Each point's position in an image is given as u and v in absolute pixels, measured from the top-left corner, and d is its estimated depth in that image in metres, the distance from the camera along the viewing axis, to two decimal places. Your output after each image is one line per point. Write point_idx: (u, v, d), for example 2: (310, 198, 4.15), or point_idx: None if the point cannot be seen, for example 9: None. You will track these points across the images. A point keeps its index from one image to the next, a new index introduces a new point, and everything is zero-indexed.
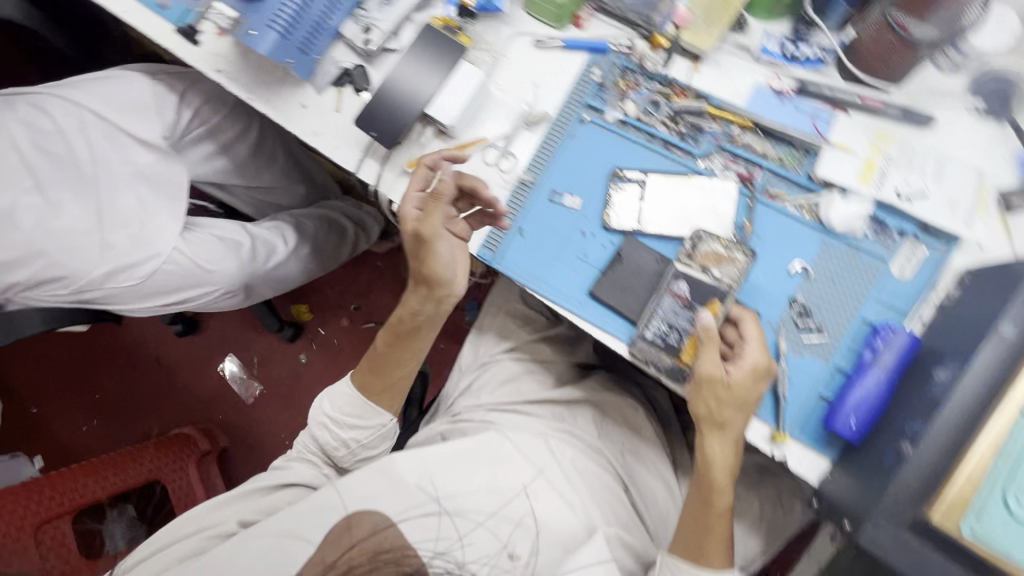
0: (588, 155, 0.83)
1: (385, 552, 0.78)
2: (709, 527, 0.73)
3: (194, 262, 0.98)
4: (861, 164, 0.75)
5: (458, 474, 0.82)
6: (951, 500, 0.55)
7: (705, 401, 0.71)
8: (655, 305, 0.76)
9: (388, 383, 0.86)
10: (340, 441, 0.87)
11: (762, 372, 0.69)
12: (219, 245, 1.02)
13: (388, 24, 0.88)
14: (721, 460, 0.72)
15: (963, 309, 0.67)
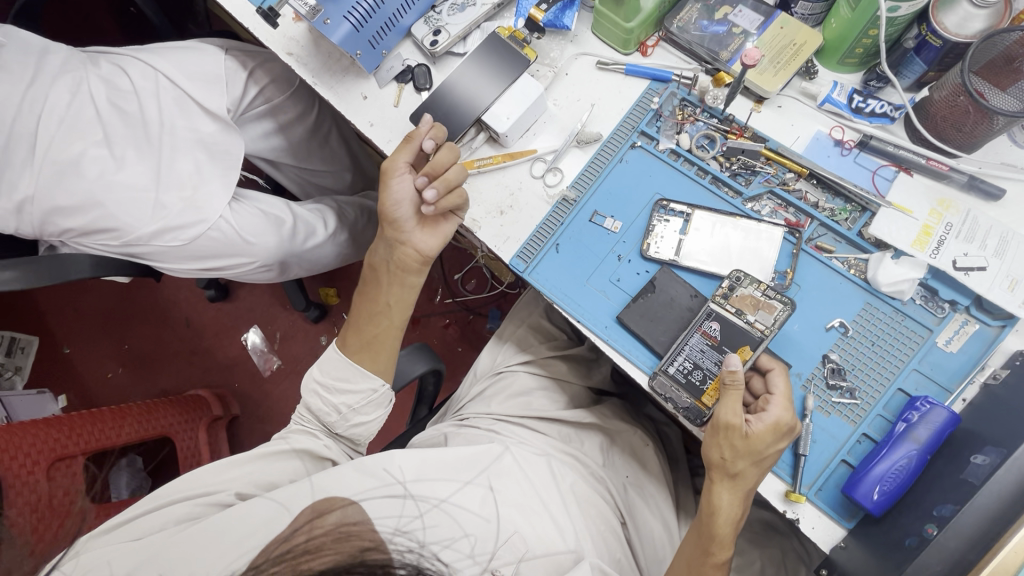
0: (635, 180, 0.82)
1: (351, 525, 0.69)
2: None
3: (236, 233, 1.01)
4: (918, 228, 0.72)
5: (448, 473, 0.79)
6: None
7: (720, 450, 0.68)
8: (682, 341, 0.74)
9: (366, 338, 0.88)
10: (331, 406, 0.87)
11: (786, 431, 0.66)
12: (264, 219, 1.04)
13: (457, 28, 0.90)
14: (727, 511, 0.69)
15: (1010, 394, 0.63)
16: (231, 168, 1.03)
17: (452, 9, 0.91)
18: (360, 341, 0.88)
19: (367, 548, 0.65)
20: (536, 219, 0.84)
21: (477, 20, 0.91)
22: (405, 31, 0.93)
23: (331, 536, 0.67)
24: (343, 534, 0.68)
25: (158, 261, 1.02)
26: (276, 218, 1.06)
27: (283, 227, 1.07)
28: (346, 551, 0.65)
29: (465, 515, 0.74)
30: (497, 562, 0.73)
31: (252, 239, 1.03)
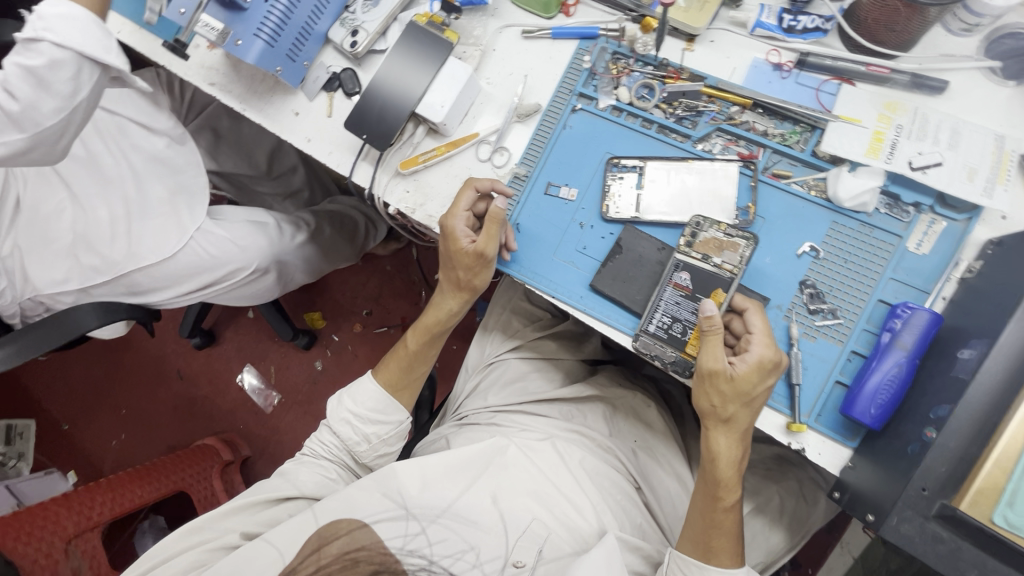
0: (582, 144, 0.80)
1: (361, 549, 0.72)
2: (719, 525, 0.70)
3: (229, 241, 1.00)
4: (868, 136, 0.70)
5: (454, 477, 0.78)
6: (979, 487, 0.52)
7: (713, 394, 0.67)
8: (657, 297, 0.73)
9: (413, 379, 0.88)
10: (362, 436, 0.86)
11: (774, 367, 0.65)
12: (248, 224, 1.04)
13: (374, 25, 0.88)
14: (729, 454, 0.69)
15: (987, 285, 0.63)
16: (196, 199, 1.00)
17: (367, 5, 0.89)
18: (404, 378, 0.88)
19: (378, 571, 0.71)
20: None
21: (392, 12, 0.88)
22: (323, 37, 0.90)
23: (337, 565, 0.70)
24: (350, 561, 0.71)
25: (149, 289, 1.01)
26: (261, 222, 1.05)
27: (270, 228, 1.06)
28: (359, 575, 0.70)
29: (477, 517, 0.75)
30: (517, 554, 0.73)
31: (220, 263, 1.00)
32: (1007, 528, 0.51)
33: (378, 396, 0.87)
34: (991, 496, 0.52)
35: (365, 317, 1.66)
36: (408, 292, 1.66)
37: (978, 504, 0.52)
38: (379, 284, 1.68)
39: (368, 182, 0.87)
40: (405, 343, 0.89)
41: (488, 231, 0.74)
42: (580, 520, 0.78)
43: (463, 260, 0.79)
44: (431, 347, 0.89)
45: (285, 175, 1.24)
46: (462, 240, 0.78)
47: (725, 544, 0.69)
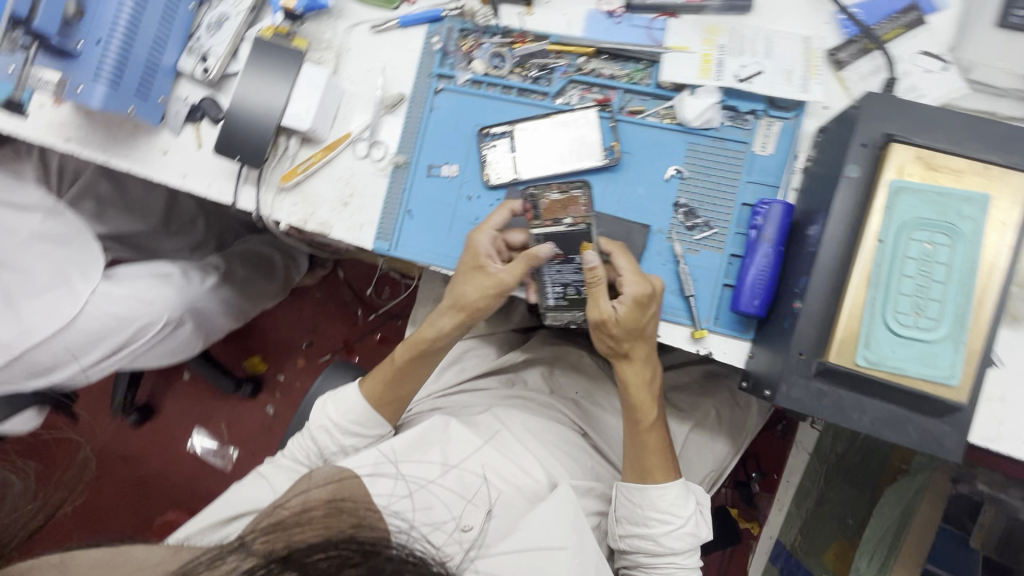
0: (452, 121, 0.83)
1: (346, 501, 0.65)
2: (647, 448, 0.76)
3: (131, 297, 0.95)
4: (698, 60, 0.77)
5: (420, 452, 0.76)
6: (841, 339, 0.59)
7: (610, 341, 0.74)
8: (541, 277, 0.77)
9: (400, 396, 0.83)
10: (340, 448, 0.81)
11: (649, 300, 0.70)
12: (151, 277, 0.98)
13: (222, 48, 0.87)
14: (638, 376, 0.76)
15: (821, 168, 0.70)
16: (88, 264, 0.94)
17: (210, 30, 0.88)
18: (390, 397, 0.83)
19: (358, 525, 0.60)
20: (380, 196, 0.84)
21: (238, 31, 0.87)
22: (173, 70, 0.88)
23: (321, 513, 0.62)
24: (335, 510, 0.63)
25: (55, 365, 0.95)
26: (166, 274, 1.00)
27: (175, 278, 1.01)
28: (336, 525, 0.59)
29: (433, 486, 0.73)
30: (466, 518, 0.71)
31: (126, 323, 0.95)
32: (870, 366, 0.58)
33: (359, 409, 0.81)
34: (851, 343, 0.59)
35: (306, 349, 1.63)
36: (343, 313, 1.64)
37: (843, 353, 0.59)
38: (312, 312, 1.65)
39: (255, 205, 0.86)
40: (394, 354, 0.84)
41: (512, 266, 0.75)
42: (530, 478, 0.79)
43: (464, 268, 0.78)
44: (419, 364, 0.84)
45: (185, 229, 1.19)
46: (483, 258, 0.76)
47: (655, 464, 0.75)
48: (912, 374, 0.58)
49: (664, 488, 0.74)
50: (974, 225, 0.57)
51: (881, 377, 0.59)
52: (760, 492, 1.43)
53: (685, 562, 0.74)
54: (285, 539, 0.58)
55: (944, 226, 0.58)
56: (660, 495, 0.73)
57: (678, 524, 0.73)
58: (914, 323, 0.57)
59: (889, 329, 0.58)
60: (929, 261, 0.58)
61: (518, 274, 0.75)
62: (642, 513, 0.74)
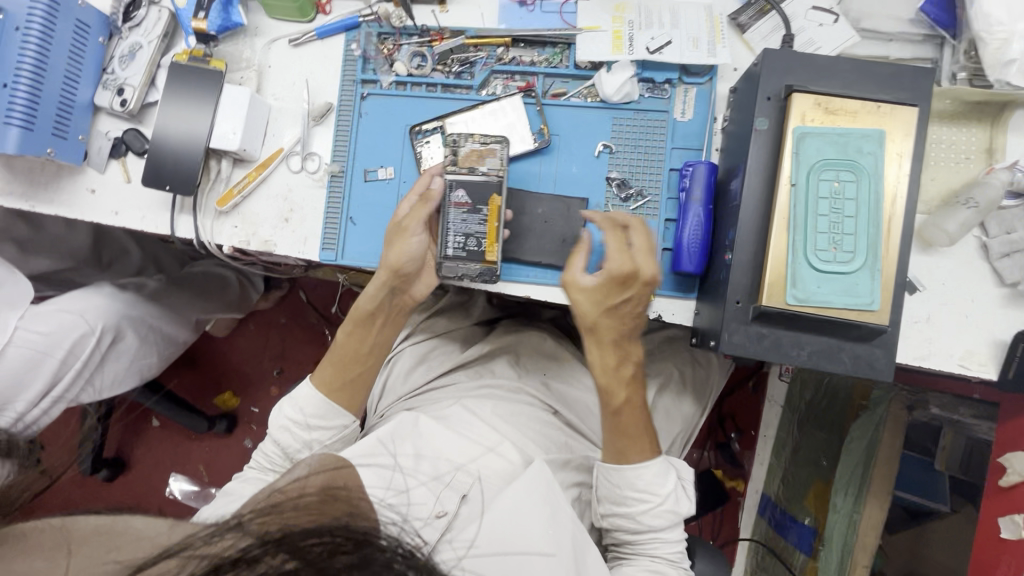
0: (382, 124, 0.84)
1: (340, 489, 0.56)
2: (626, 429, 0.77)
3: (60, 311, 0.93)
4: (611, 37, 0.79)
5: (400, 442, 0.75)
6: (771, 281, 0.62)
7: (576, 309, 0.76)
8: (444, 222, 0.78)
9: (350, 378, 0.79)
10: (302, 443, 0.76)
11: (630, 278, 0.72)
12: (80, 291, 0.97)
13: (138, 78, 0.85)
14: (601, 362, 0.77)
15: (736, 126, 0.74)
16: (18, 298, 0.92)
17: (124, 61, 0.86)
18: (339, 378, 0.78)
19: (354, 515, 0.50)
20: (320, 207, 0.84)
21: (152, 59, 0.86)
22: (89, 106, 0.86)
23: (317, 499, 0.52)
24: (330, 497, 0.53)
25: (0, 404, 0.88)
26: (97, 287, 0.99)
27: (108, 290, 1.00)
28: (332, 512, 0.50)
29: (410, 476, 0.71)
30: (441, 503, 0.68)
31: (59, 338, 0.91)
32: (800, 304, 0.62)
33: (317, 400, 0.77)
34: (781, 285, 0.62)
35: (276, 376, 1.61)
36: (310, 335, 1.62)
37: (775, 294, 0.62)
38: (278, 338, 1.63)
39: (194, 232, 0.85)
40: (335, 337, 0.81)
41: (415, 210, 0.77)
42: (505, 461, 0.79)
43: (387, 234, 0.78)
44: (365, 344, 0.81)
45: (118, 260, 1.17)
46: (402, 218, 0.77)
47: (633, 443, 0.76)
48: (838, 306, 0.61)
49: (641, 468, 0.75)
50: (874, 159, 0.61)
51: (812, 312, 0.62)
52: (742, 450, 1.52)
53: (670, 537, 0.76)
54: (277, 521, 0.48)
55: (848, 163, 0.61)
56: (637, 475, 0.75)
57: (656, 502, 0.74)
58: (833, 257, 0.61)
59: (812, 266, 0.61)
60: (840, 197, 0.61)
61: (420, 215, 0.76)
62: (621, 493, 0.76)
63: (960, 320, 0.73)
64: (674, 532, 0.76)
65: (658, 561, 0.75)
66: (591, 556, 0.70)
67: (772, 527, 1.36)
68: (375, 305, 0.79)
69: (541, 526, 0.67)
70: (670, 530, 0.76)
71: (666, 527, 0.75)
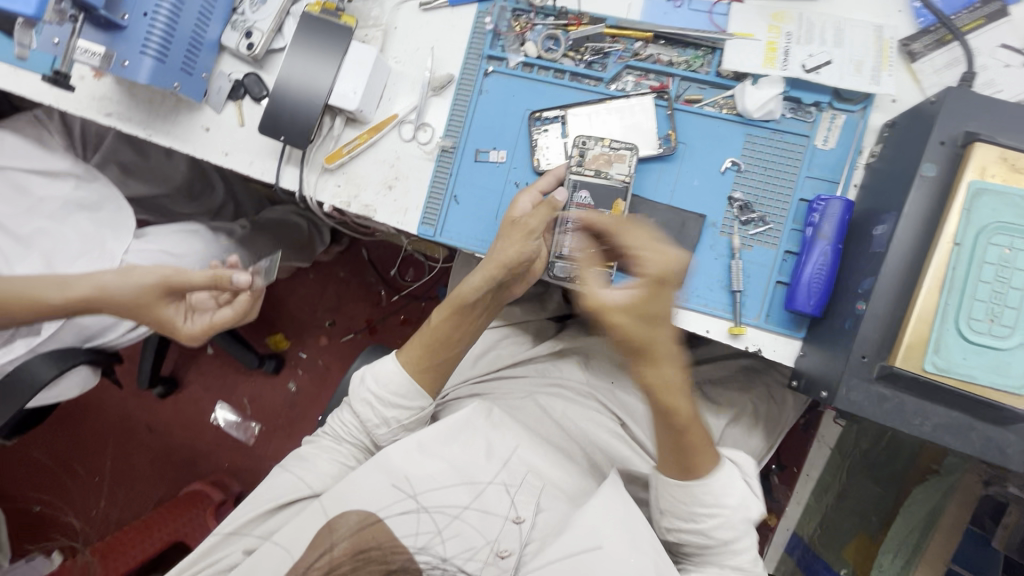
0: (502, 104, 0.81)
1: (374, 549, 0.66)
2: (690, 446, 0.70)
3: (162, 251, 0.99)
4: (764, 48, 0.74)
5: (450, 445, 0.73)
6: (909, 343, 0.57)
7: (620, 338, 0.56)
8: (563, 222, 0.75)
9: (435, 364, 0.79)
10: (381, 419, 0.78)
11: (668, 279, 0.56)
12: (179, 232, 1.02)
13: (267, 23, 0.85)
14: (662, 381, 0.62)
15: (888, 164, 0.68)
16: (121, 226, 0.99)
17: (254, 4, 0.86)
18: (426, 362, 0.79)
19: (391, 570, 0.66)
20: (425, 180, 0.83)
21: (283, 7, 0.85)
22: (216, 44, 0.86)
23: (359, 561, 0.63)
24: (363, 561, 0.65)
25: (102, 331, 0.98)
26: (193, 229, 1.03)
27: (204, 233, 1.04)
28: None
29: (478, 475, 0.71)
30: (517, 509, 0.70)
31: None
32: (938, 372, 0.57)
33: (400, 378, 0.78)
34: (919, 348, 0.57)
35: (329, 327, 1.64)
36: (369, 294, 1.64)
37: (910, 358, 0.57)
38: (337, 292, 1.65)
39: (297, 185, 0.86)
40: (428, 320, 0.80)
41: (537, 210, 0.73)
42: (574, 463, 0.82)
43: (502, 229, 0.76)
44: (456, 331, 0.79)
45: (204, 195, 1.18)
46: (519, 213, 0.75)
47: (700, 458, 0.70)
48: (982, 382, 0.57)
49: (709, 484, 0.71)
50: None
51: (950, 383, 0.57)
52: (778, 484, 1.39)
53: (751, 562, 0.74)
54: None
55: None
56: (705, 491, 0.71)
57: (727, 515, 0.72)
58: (988, 330, 0.56)
59: (961, 335, 0.56)
60: (1007, 266, 0.56)
61: (543, 218, 0.72)
62: (688, 509, 0.73)
63: None
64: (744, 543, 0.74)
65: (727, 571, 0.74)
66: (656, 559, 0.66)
67: (797, 569, 1.27)
68: (477, 296, 0.75)
69: (611, 524, 0.66)
70: (739, 541, 0.74)
71: (737, 538, 0.73)
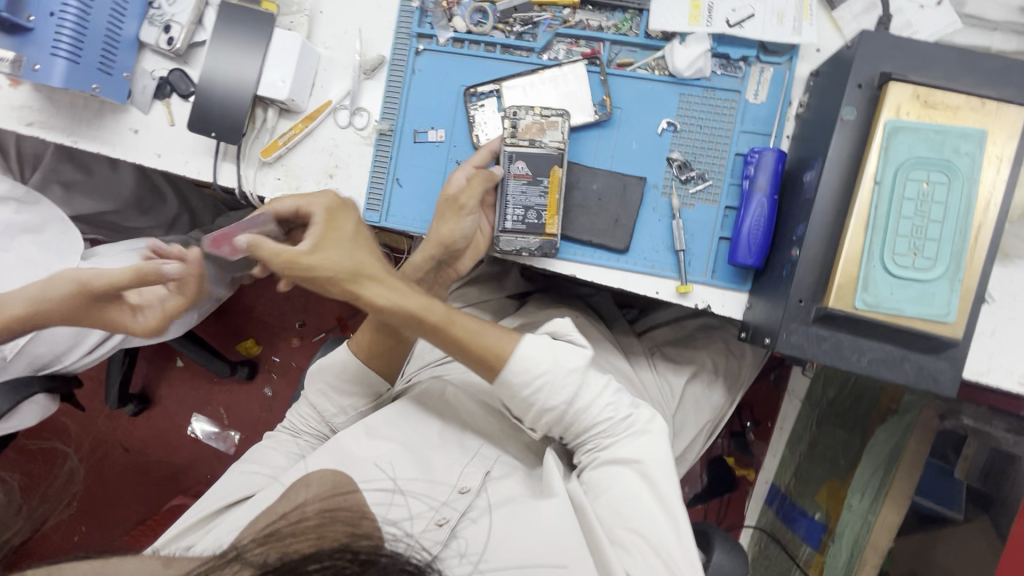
0: (436, 82, 0.81)
1: (344, 511, 0.54)
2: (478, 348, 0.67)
3: (111, 272, 0.92)
4: (688, 6, 0.74)
5: (398, 427, 0.72)
6: (839, 283, 0.59)
7: (325, 272, 0.66)
8: (502, 194, 0.75)
9: (386, 347, 0.79)
10: (339, 407, 0.80)
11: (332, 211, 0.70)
12: (130, 251, 0.95)
13: (186, 16, 0.82)
14: (393, 296, 0.67)
15: (814, 111, 0.69)
16: (69, 249, 0.92)
17: None
18: (378, 346, 0.79)
19: (354, 534, 0.49)
20: (365, 166, 0.82)
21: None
22: (135, 42, 0.83)
23: (314, 522, 0.51)
24: (329, 519, 0.52)
25: (55, 359, 0.93)
26: (143, 247, 0.96)
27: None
28: (332, 534, 0.49)
29: (433, 454, 0.69)
30: (463, 480, 0.66)
31: None
32: (868, 308, 0.59)
33: (352, 367, 0.79)
34: (850, 287, 0.59)
35: (299, 328, 1.61)
36: None
37: (842, 297, 0.60)
38: (303, 291, 1.63)
39: (236, 181, 0.83)
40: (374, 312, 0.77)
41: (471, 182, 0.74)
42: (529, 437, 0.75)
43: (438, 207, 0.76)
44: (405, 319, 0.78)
45: (154, 205, 1.14)
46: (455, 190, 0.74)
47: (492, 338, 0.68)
48: (909, 314, 0.59)
49: (521, 365, 0.66)
50: (971, 161, 0.57)
51: (880, 317, 0.59)
52: (755, 440, 1.43)
53: None
54: (275, 554, 0.48)
55: (941, 163, 0.58)
56: (518, 376, 0.67)
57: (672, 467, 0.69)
58: (912, 263, 0.58)
59: (887, 270, 0.58)
60: (927, 200, 0.58)
61: (477, 193, 0.73)
62: None
63: None
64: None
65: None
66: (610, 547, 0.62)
67: (778, 519, 1.30)
68: (421, 274, 0.79)
69: (570, 539, 0.60)
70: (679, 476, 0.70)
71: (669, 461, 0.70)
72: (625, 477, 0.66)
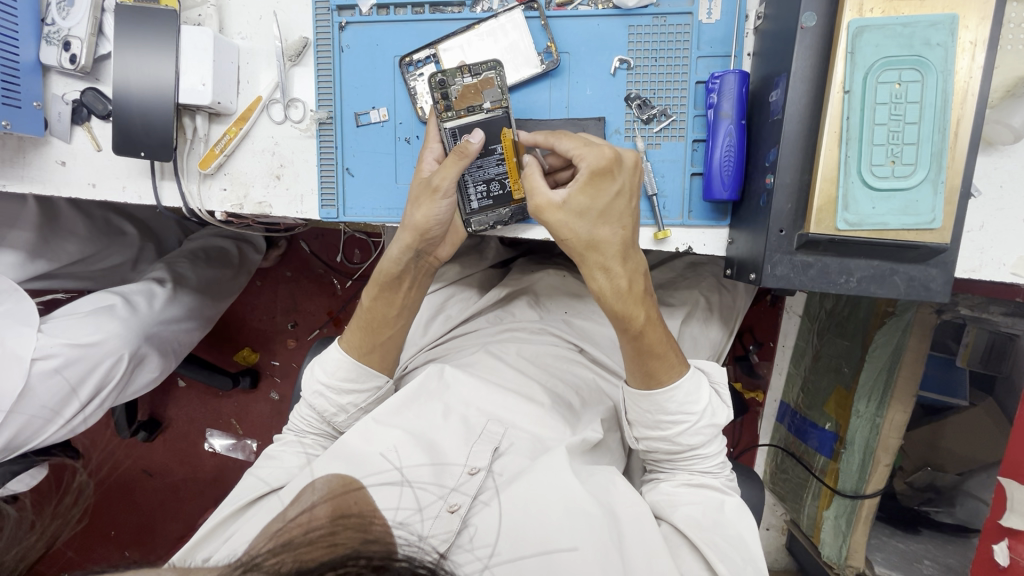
0: (368, 57, 0.75)
1: (351, 517, 0.46)
2: (654, 356, 0.69)
3: (71, 345, 0.86)
4: None
5: (400, 416, 0.67)
6: (819, 206, 0.57)
7: (562, 230, 0.66)
8: (460, 176, 0.72)
9: (377, 342, 0.76)
10: (337, 406, 0.75)
11: (601, 172, 0.64)
12: (91, 315, 0.90)
13: (83, 27, 0.75)
14: (612, 286, 0.66)
15: (772, 21, 0.64)
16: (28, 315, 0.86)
17: (62, 8, 0.75)
18: (370, 343, 0.76)
19: (368, 540, 0.42)
20: (312, 159, 0.77)
21: (94, 3, 0.75)
22: (37, 66, 0.77)
23: (325, 529, 0.44)
24: (339, 526, 0.44)
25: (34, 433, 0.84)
26: (108, 306, 0.93)
27: (120, 309, 0.94)
28: (344, 541, 0.42)
29: (441, 439, 0.65)
30: (472, 461, 0.63)
31: (84, 357, 0.87)
32: (852, 227, 0.57)
33: (346, 364, 0.75)
34: (829, 208, 0.57)
35: (292, 330, 1.59)
36: (319, 286, 1.59)
37: (823, 220, 0.57)
38: (288, 292, 1.60)
39: (180, 198, 0.78)
40: (360, 304, 0.78)
41: (445, 166, 0.68)
42: (534, 405, 0.72)
43: (413, 192, 0.72)
44: (392, 307, 0.77)
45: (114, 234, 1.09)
46: (425, 171, 0.72)
47: (662, 366, 0.69)
48: (894, 227, 0.56)
49: (672, 390, 0.69)
50: (944, 52, 0.53)
51: (864, 234, 0.57)
52: (760, 362, 1.43)
53: (708, 452, 0.71)
54: (290, 562, 0.41)
55: (912, 60, 0.54)
56: (668, 399, 0.69)
57: (693, 421, 0.69)
58: (892, 173, 0.55)
59: (866, 185, 0.56)
60: (900, 102, 0.54)
61: (449, 173, 0.68)
62: (654, 418, 0.71)
63: (1016, 225, 0.67)
64: (711, 446, 0.72)
65: (697, 475, 0.71)
66: (618, 486, 0.66)
67: (792, 434, 1.30)
68: (400, 268, 0.74)
69: (578, 518, 0.59)
70: (709, 447, 0.71)
71: (704, 443, 0.71)
72: (708, 498, 0.68)
